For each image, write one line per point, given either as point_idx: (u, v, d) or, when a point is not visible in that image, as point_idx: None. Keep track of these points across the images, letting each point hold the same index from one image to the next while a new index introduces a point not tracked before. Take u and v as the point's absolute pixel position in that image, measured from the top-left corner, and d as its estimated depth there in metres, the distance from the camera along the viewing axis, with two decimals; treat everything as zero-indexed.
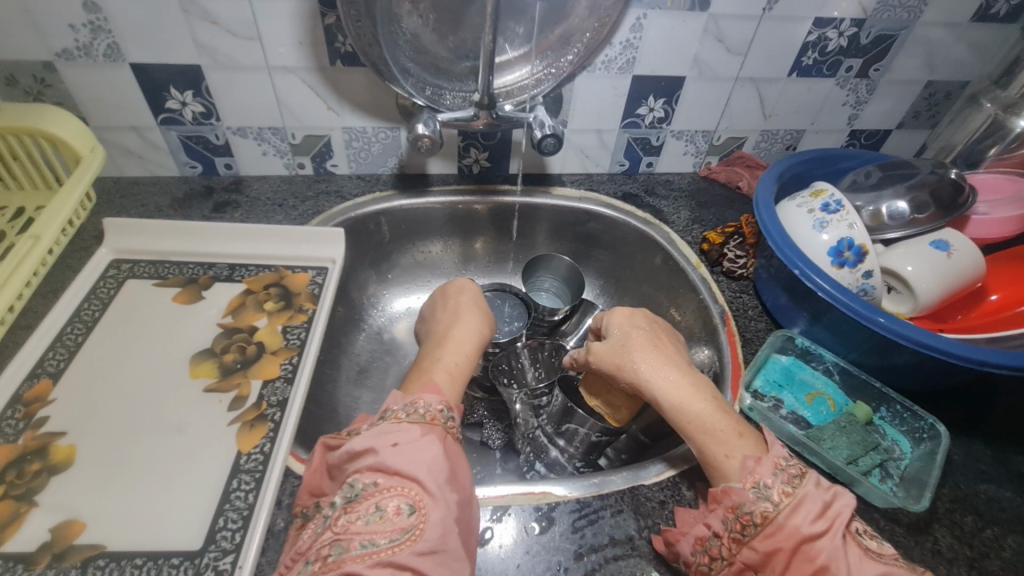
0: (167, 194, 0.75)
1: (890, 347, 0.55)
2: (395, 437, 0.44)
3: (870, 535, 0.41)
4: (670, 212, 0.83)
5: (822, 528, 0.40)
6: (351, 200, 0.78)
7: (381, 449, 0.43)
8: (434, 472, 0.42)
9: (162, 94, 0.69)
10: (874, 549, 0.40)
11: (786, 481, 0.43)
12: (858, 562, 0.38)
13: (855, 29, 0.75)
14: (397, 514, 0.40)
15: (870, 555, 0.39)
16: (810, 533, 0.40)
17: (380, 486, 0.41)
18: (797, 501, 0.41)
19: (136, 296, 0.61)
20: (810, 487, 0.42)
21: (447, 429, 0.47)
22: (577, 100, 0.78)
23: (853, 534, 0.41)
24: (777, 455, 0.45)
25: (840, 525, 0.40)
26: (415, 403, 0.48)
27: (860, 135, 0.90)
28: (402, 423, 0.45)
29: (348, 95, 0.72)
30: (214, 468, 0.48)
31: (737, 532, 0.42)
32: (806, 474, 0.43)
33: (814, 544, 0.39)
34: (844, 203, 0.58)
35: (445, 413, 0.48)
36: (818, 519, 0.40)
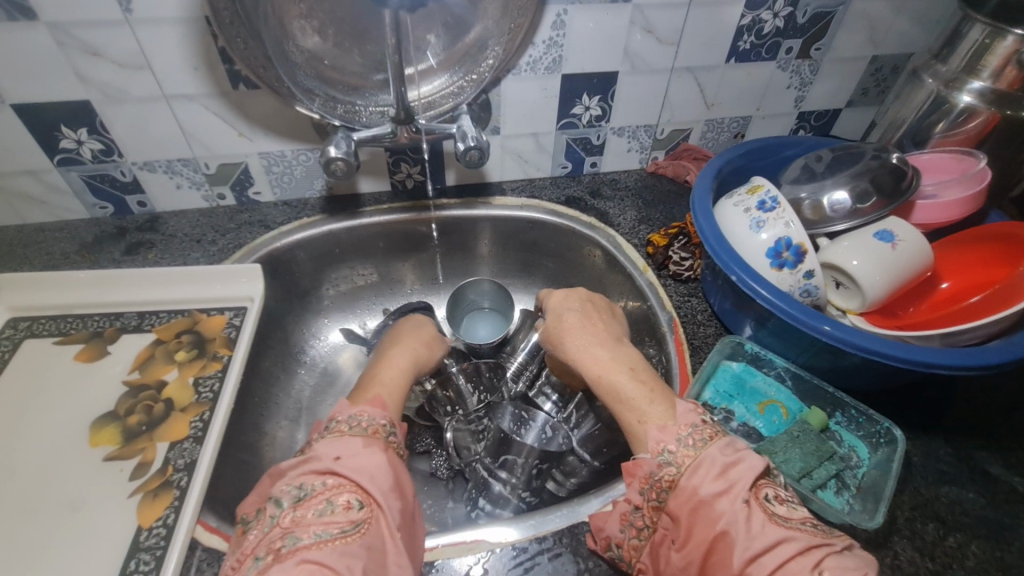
0: (75, 239, 0.71)
1: (837, 350, 0.52)
2: (339, 445, 0.45)
3: (781, 500, 0.39)
4: (616, 213, 0.79)
5: (719, 490, 0.39)
6: (276, 229, 0.74)
7: (326, 455, 0.44)
8: (378, 476, 0.43)
9: (54, 134, 0.64)
10: (782, 513, 0.38)
11: (690, 445, 0.42)
12: (757, 526, 0.37)
13: (789, 9, 0.71)
14: (347, 510, 0.41)
15: (775, 520, 0.38)
16: (710, 493, 0.39)
17: (329, 485, 0.42)
18: (698, 462, 0.41)
19: (34, 358, 0.56)
20: (714, 449, 0.42)
21: (389, 443, 0.47)
22: (506, 105, 0.73)
23: (760, 498, 0.39)
24: (684, 422, 0.44)
25: (740, 487, 0.39)
26: (358, 415, 0.48)
27: (809, 117, 0.87)
28: (346, 435, 0.45)
29: (259, 118, 0.67)
30: (113, 549, 0.44)
31: (654, 500, 0.43)
32: (714, 438, 0.43)
33: (713, 505, 0.39)
34: (780, 199, 0.54)
35: (387, 427, 0.48)
36: (717, 480, 0.40)
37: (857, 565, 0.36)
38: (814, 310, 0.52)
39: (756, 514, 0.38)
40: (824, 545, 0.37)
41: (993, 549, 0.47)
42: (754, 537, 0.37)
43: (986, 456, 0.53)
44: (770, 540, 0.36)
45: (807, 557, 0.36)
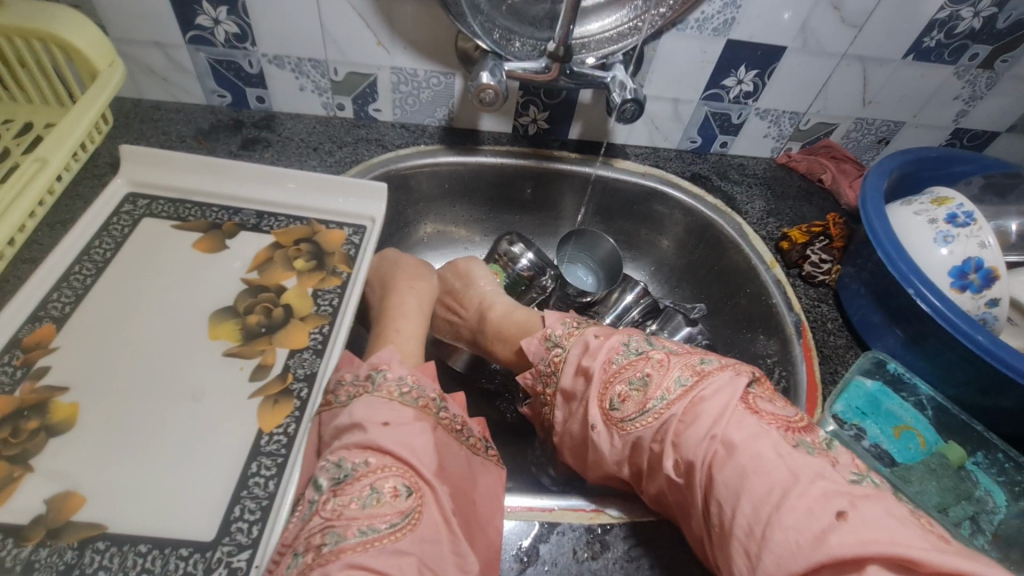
0: (191, 123, 0.68)
1: (1001, 387, 0.49)
2: (385, 412, 0.42)
3: (625, 396, 0.43)
4: (743, 200, 0.74)
5: (580, 416, 0.46)
6: (393, 151, 0.70)
7: (371, 426, 0.41)
8: (422, 456, 0.41)
9: (192, 8, 0.60)
10: (627, 413, 0.42)
11: (548, 378, 0.50)
12: (614, 442, 0.43)
13: (993, 10, 0.65)
14: (394, 495, 0.38)
15: (618, 425, 0.42)
16: (581, 419, 0.46)
17: (371, 465, 0.39)
18: (561, 392, 0.48)
19: (152, 238, 0.54)
20: (566, 380, 0.48)
21: (438, 420, 0.45)
22: (658, 63, 0.68)
23: (607, 412, 0.43)
24: (537, 357, 0.51)
25: (591, 411, 0.44)
26: (404, 381, 0.45)
27: (964, 135, 0.80)
28: (395, 401, 0.43)
29: (403, 29, 0.62)
30: (232, 445, 0.42)
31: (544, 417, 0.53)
32: (560, 363, 0.49)
33: (581, 429, 0.46)
34: (976, 216, 0.49)
35: (438, 402, 0.46)
36: (576, 407, 0.46)
37: (703, 424, 0.38)
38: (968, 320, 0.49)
39: (612, 434, 0.43)
40: (666, 424, 0.40)
41: None
42: (617, 447, 0.43)
43: None
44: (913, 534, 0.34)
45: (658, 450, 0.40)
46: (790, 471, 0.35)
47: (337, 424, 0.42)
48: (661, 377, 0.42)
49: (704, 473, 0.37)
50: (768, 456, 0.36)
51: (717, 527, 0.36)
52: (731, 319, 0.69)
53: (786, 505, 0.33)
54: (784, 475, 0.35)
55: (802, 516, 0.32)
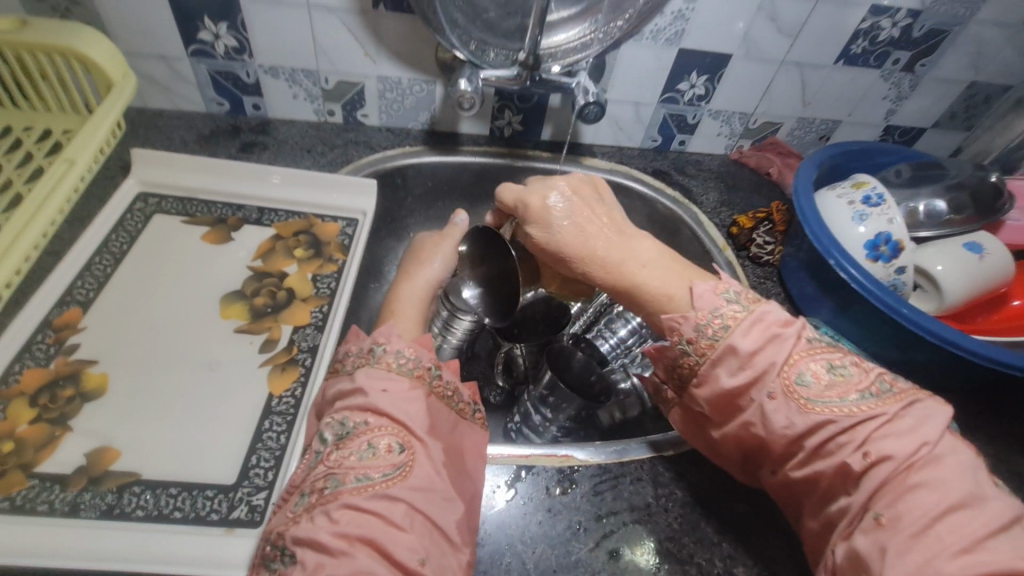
0: (192, 129, 0.74)
1: (912, 342, 0.57)
2: (386, 382, 0.45)
3: (812, 379, 0.44)
4: (700, 192, 0.83)
5: (746, 381, 0.45)
6: (380, 152, 0.77)
7: (372, 391, 0.45)
8: (419, 420, 0.44)
9: (195, 24, 0.66)
10: (818, 395, 0.43)
11: (710, 334, 0.46)
12: (790, 417, 0.43)
13: (909, 21, 0.74)
14: (388, 453, 0.41)
15: (805, 407, 0.43)
16: (737, 386, 0.45)
17: (371, 426, 0.43)
18: (718, 352, 0.46)
19: (164, 231, 0.60)
20: (736, 337, 0.45)
21: (433, 388, 0.47)
22: (619, 70, 0.76)
23: (791, 385, 0.44)
24: (703, 311, 0.47)
25: (766, 381, 0.44)
26: (403, 353, 0.47)
27: (894, 132, 0.90)
28: (393, 371, 0.46)
29: (388, 42, 0.69)
30: (247, 405, 0.48)
31: (675, 379, 0.50)
32: (735, 324, 0.46)
33: (740, 395, 0.45)
34: (886, 197, 0.58)
35: (433, 371, 0.48)
36: (742, 372, 0.45)
37: (913, 430, 0.40)
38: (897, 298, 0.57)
39: (789, 407, 0.43)
40: (872, 419, 0.42)
41: None
42: (789, 421, 0.43)
43: None
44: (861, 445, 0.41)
45: (848, 436, 0.42)
46: (973, 492, 0.37)
47: (341, 390, 0.46)
48: (867, 378, 0.44)
49: (899, 470, 0.39)
50: (970, 478, 0.38)
51: (881, 519, 0.38)
52: None
53: (962, 518, 0.36)
54: (961, 490, 0.37)
55: (964, 526, 0.35)
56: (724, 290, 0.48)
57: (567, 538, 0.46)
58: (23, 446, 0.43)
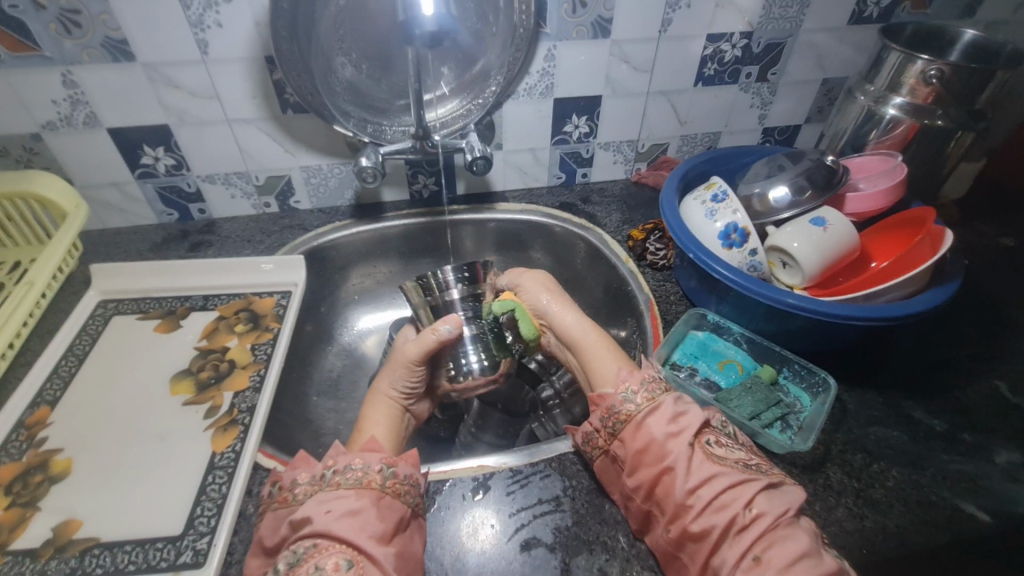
0: (147, 239, 0.84)
1: (783, 316, 0.63)
2: (331, 503, 0.47)
3: (719, 445, 0.51)
4: (604, 216, 0.92)
5: (670, 431, 0.51)
6: (310, 232, 0.86)
7: (318, 515, 0.46)
8: (368, 531, 0.46)
9: (137, 152, 0.78)
10: (720, 454, 0.50)
11: (650, 390, 0.55)
12: (699, 464, 0.49)
13: (745, 41, 0.85)
14: (337, 570, 0.43)
15: (711, 458, 0.49)
16: (663, 435, 0.51)
17: (319, 546, 0.44)
18: (655, 405, 0.53)
19: (122, 329, 0.69)
20: (667, 399, 0.54)
21: (384, 490, 0.49)
22: (507, 125, 0.87)
23: (702, 443, 0.51)
24: (647, 372, 0.57)
25: (686, 434, 0.51)
26: (352, 465, 0.51)
27: (773, 132, 0.99)
28: (341, 487, 0.48)
29: (302, 138, 0.81)
30: (193, 466, 0.55)
31: (609, 427, 0.54)
32: (667, 390, 0.55)
33: (663, 442, 0.50)
34: (729, 193, 0.67)
35: (385, 471, 0.51)
36: (670, 424, 0.52)
37: (781, 497, 0.46)
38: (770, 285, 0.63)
39: (698, 457, 0.50)
40: (754, 479, 0.47)
41: (910, 472, 0.56)
42: (694, 473, 0.48)
43: (913, 404, 0.63)
44: (708, 473, 0.48)
45: (739, 488, 0.47)
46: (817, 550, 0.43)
47: (291, 520, 0.47)
48: (752, 455, 0.51)
49: (771, 526, 0.44)
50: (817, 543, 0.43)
51: (758, 558, 0.43)
52: (608, 305, 0.84)
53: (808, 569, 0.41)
54: (805, 544, 0.42)
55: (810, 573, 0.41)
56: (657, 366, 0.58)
57: (482, 537, 0.52)
58: None
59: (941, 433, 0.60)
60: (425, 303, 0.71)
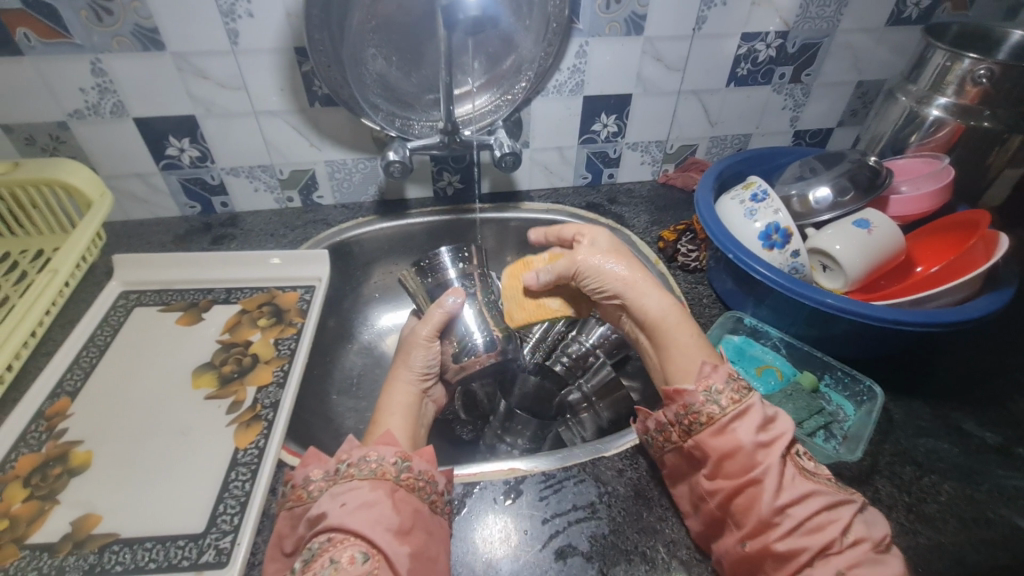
0: (169, 231, 0.84)
1: (826, 320, 0.61)
2: (346, 495, 0.45)
3: (809, 458, 0.48)
4: (631, 217, 0.90)
5: (760, 439, 0.47)
6: (335, 227, 0.85)
7: (332, 509, 0.44)
8: (385, 524, 0.43)
9: (162, 143, 0.77)
10: (810, 469, 0.47)
11: (735, 390, 0.49)
12: (794, 481, 0.45)
13: (780, 41, 0.83)
14: (351, 564, 0.41)
15: (803, 474, 0.46)
16: (752, 444, 0.46)
17: (334, 540, 0.42)
18: (743, 408, 0.48)
19: (143, 321, 0.68)
20: (756, 401, 0.49)
21: (400, 483, 0.47)
22: (535, 122, 0.85)
23: (792, 455, 0.47)
24: (728, 371, 0.51)
25: (779, 443, 0.47)
26: (367, 457, 0.48)
27: (804, 135, 0.97)
28: (355, 479, 0.46)
29: (328, 131, 0.80)
30: (215, 462, 0.53)
31: (687, 424, 0.49)
32: (752, 389, 0.50)
33: (752, 452, 0.46)
34: (770, 193, 0.66)
35: (399, 463, 0.48)
36: (760, 431, 0.47)
37: (869, 517, 0.45)
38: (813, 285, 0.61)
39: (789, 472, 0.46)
40: (846, 499, 0.45)
41: (963, 487, 0.54)
42: (784, 488, 0.45)
43: (962, 416, 0.60)
44: (802, 489, 0.45)
45: (831, 510, 0.44)
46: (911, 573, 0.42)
47: (309, 516, 0.45)
48: (835, 470, 0.48)
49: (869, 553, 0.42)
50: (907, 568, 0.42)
51: None
52: (636, 308, 0.82)
53: None
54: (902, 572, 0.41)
55: None
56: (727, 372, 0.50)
57: (514, 543, 0.50)
58: (17, 521, 0.48)
59: (993, 446, 0.57)
60: (422, 288, 0.72)
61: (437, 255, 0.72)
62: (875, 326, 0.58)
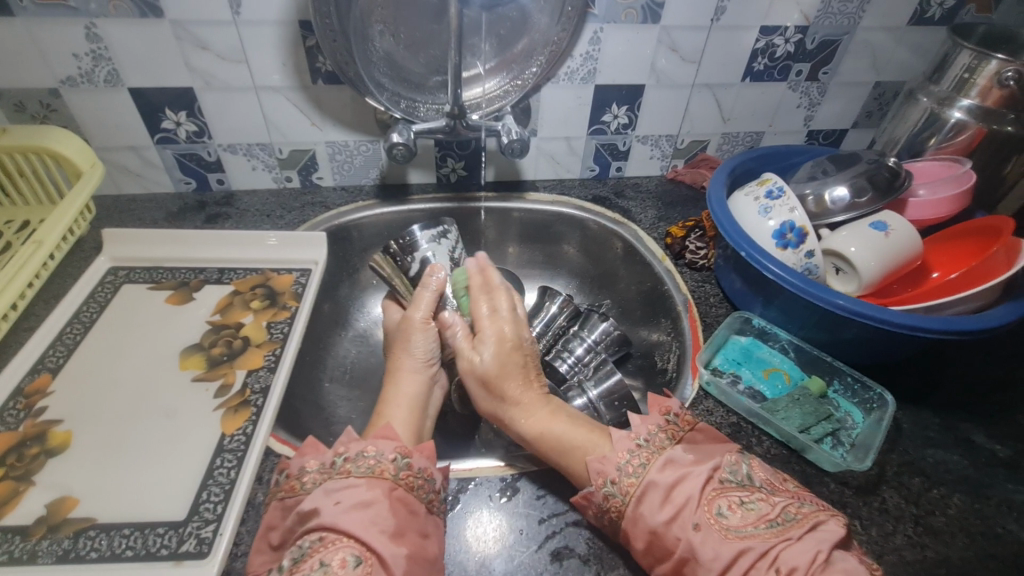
0: (163, 208, 0.81)
1: (839, 323, 0.59)
2: (342, 493, 0.43)
3: (735, 508, 0.43)
4: (638, 211, 0.88)
5: (667, 517, 0.44)
6: (334, 209, 0.83)
7: (325, 507, 0.42)
8: (380, 526, 0.42)
9: (158, 115, 0.74)
10: (736, 523, 0.42)
11: (630, 472, 0.47)
12: (716, 547, 0.41)
13: (800, 36, 0.80)
14: (342, 568, 0.39)
15: (730, 535, 0.42)
16: (661, 523, 0.44)
17: (326, 540, 0.40)
18: (640, 491, 0.46)
19: (133, 298, 0.65)
20: (653, 473, 0.46)
21: (399, 480, 0.45)
22: (544, 110, 0.83)
23: (712, 516, 0.43)
24: (622, 449, 0.49)
25: (687, 512, 0.44)
26: (365, 453, 0.46)
27: (818, 135, 0.95)
28: (353, 476, 0.44)
29: (330, 111, 0.77)
30: (201, 447, 0.51)
31: (608, 526, 0.47)
32: (651, 459, 0.47)
33: (666, 533, 0.43)
34: (786, 190, 0.64)
35: (399, 461, 0.47)
36: (664, 507, 0.45)
37: (811, 543, 0.40)
38: (828, 286, 0.58)
39: (715, 535, 0.42)
40: (780, 543, 0.40)
41: (972, 501, 0.52)
42: (717, 557, 0.41)
43: (972, 427, 0.58)
44: (732, 551, 0.41)
45: (767, 562, 0.40)
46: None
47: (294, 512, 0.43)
48: (775, 507, 0.43)
49: None
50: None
51: None
52: (640, 304, 0.80)
53: None
54: None
55: None
56: (640, 431, 0.50)
57: (509, 543, 0.48)
58: None
59: (1004, 460, 0.56)
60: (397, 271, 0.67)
61: (411, 232, 0.66)
62: (891, 332, 0.56)
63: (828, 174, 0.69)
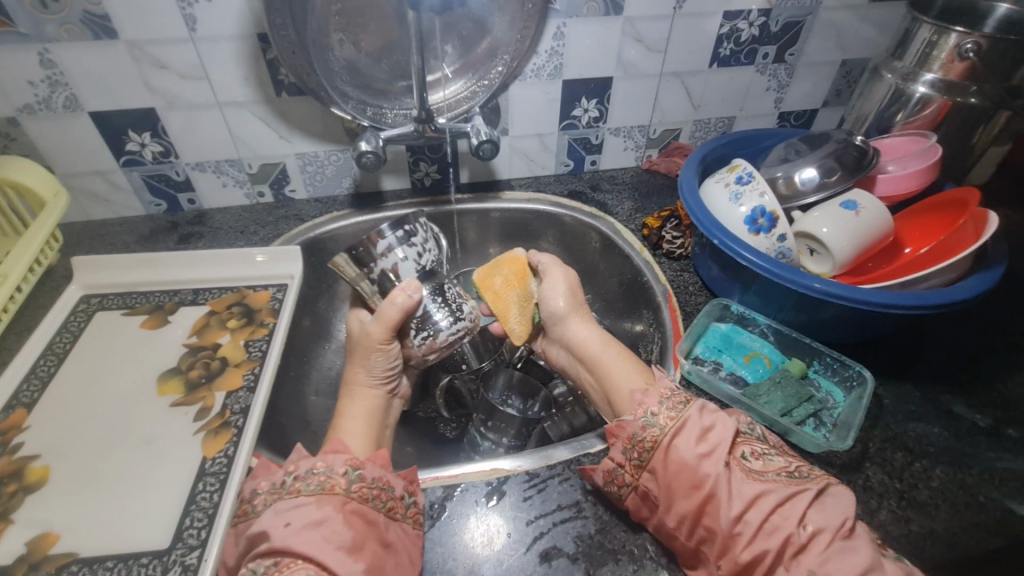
0: (134, 231, 0.80)
1: (815, 304, 0.59)
2: (292, 513, 0.43)
3: (757, 456, 0.46)
4: (615, 204, 0.88)
5: (702, 453, 0.45)
6: (308, 221, 0.82)
7: (276, 530, 0.42)
8: (335, 543, 0.42)
9: (121, 138, 0.73)
10: (758, 468, 0.45)
11: (670, 408, 0.49)
12: (740, 487, 0.44)
13: (764, 19, 0.80)
14: None
15: (752, 476, 0.44)
16: (695, 458, 0.45)
17: (280, 564, 0.40)
18: (680, 423, 0.47)
19: (107, 325, 0.65)
20: (693, 411, 0.48)
21: (351, 493, 0.45)
22: (514, 109, 0.82)
23: (737, 460, 0.45)
24: (663, 386, 0.51)
25: (720, 451, 0.45)
26: (313, 469, 0.46)
27: (790, 117, 0.95)
28: (301, 495, 0.44)
29: (296, 123, 0.76)
30: (183, 472, 0.51)
31: (636, 458, 0.48)
32: (689, 401, 0.50)
33: (698, 467, 0.45)
34: (755, 175, 0.64)
35: (350, 473, 0.47)
36: (700, 443, 0.46)
37: (835, 505, 0.42)
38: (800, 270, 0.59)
39: (739, 477, 0.44)
40: (801, 491, 0.43)
41: (954, 471, 0.53)
42: (740, 499, 0.43)
43: (952, 399, 0.59)
44: (754, 494, 0.43)
45: (789, 507, 0.42)
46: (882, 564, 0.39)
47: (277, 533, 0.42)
48: (792, 461, 0.46)
49: (831, 537, 0.40)
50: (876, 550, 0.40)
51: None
52: (621, 296, 0.80)
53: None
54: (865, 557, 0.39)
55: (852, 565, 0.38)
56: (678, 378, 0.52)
57: (498, 547, 0.48)
58: None
59: (984, 429, 0.56)
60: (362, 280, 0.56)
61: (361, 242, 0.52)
62: (866, 310, 0.56)
63: (796, 159, 0.70)
